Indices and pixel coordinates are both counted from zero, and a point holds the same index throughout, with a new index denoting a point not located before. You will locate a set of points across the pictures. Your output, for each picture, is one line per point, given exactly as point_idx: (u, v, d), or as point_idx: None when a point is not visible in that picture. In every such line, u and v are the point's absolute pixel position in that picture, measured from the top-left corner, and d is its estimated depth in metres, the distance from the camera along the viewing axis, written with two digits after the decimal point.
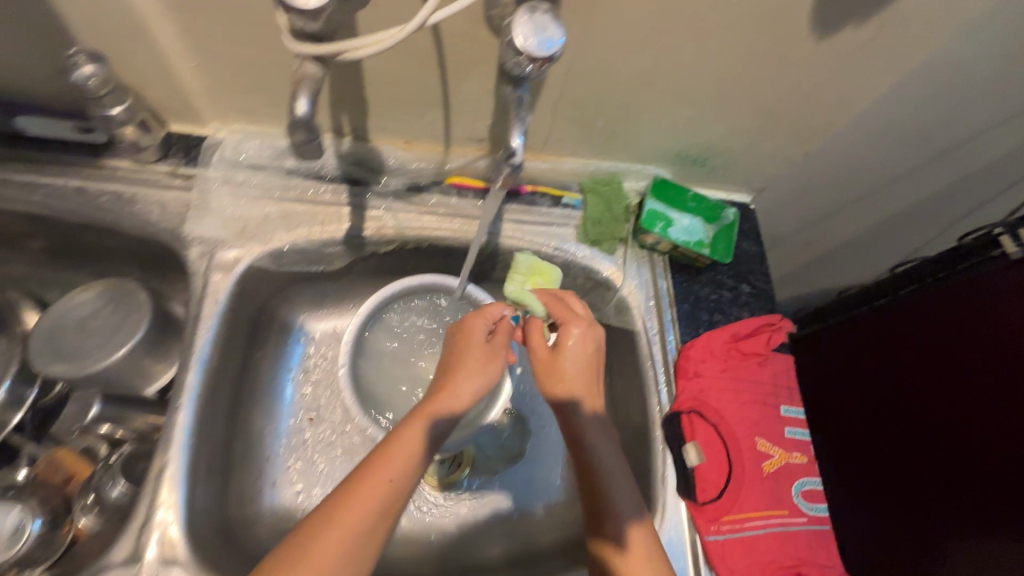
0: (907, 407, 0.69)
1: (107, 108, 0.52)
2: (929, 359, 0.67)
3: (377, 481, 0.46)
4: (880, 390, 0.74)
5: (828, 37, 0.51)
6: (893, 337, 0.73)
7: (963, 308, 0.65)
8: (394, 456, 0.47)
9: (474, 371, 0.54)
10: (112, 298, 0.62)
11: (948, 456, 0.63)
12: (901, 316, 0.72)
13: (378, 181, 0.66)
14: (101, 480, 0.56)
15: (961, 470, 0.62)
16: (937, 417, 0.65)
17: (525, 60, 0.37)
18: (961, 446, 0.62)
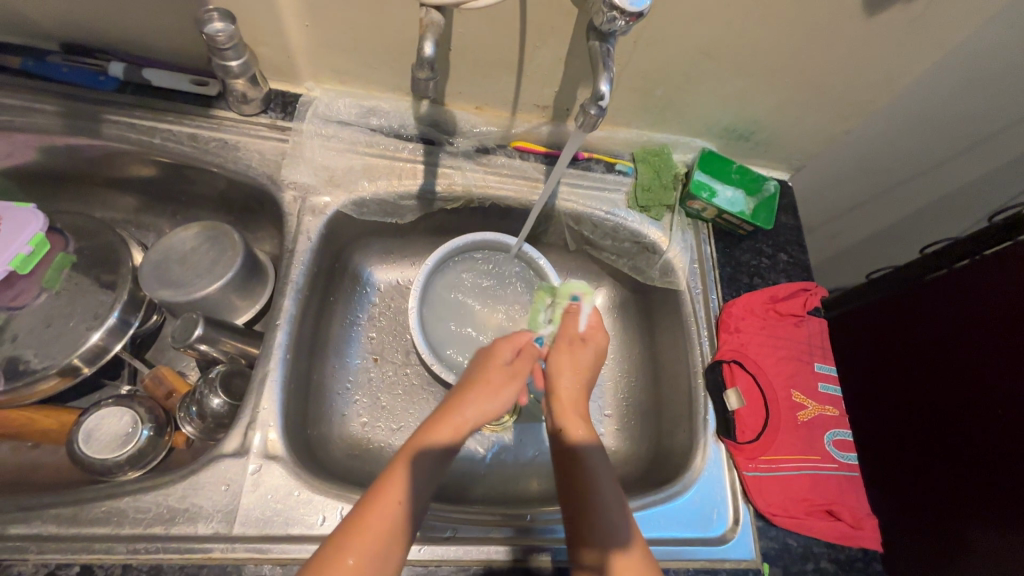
0: (936, 381, 0.74)
1: (228, 61, 0.59)
2: (955, 334, 0.73)
3: (388, 502, 0.46)
4: (910, 366, 0.79)
5: (875, 15, 0.57)
6: (922, 311, 0.78)
7: (985, 283, 0.70)
8: (397, 477, 0.48)
9: (483, 394, 0.55)
10: (210, 237, 0.69)
11: (973, 422, 0.69)
12: (929, 295, 0.77)
13: (450, 142, 0.72)
14: (201, 395, 0.62)
15: (984, 433, 0.67)
16: (965, 388, 0.70)
17: (617, 16, 0.43)
18: (986, 412, 0.67)
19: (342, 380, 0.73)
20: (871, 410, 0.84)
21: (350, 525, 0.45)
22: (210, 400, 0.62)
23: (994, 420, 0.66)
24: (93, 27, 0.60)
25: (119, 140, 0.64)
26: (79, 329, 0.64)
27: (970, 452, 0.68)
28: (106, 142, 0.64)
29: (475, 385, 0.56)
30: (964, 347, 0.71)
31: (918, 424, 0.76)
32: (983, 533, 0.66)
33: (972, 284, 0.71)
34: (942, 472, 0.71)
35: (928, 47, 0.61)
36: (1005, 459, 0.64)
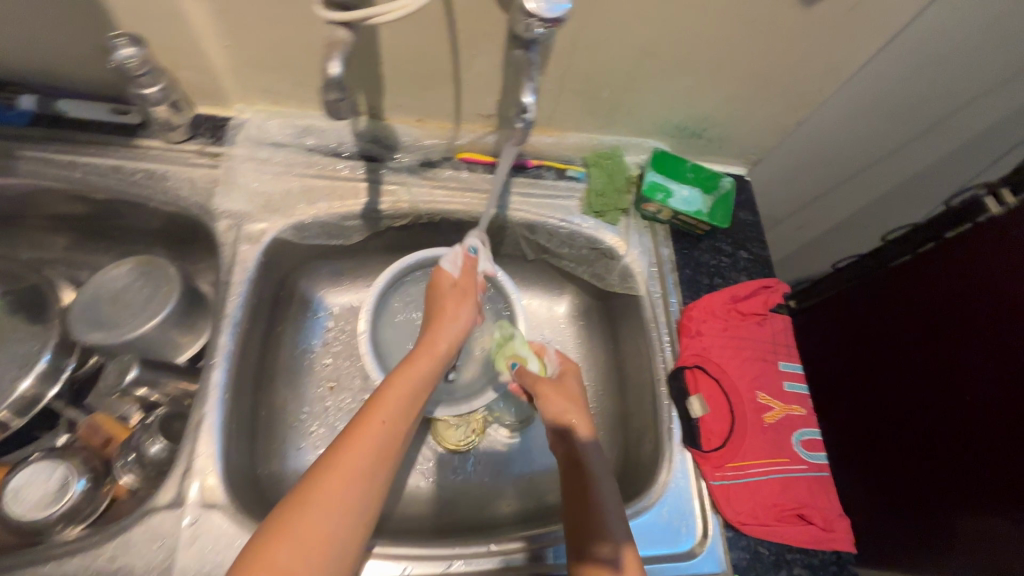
0: (913, 375, 0.71)
1: (143, 88, 0.56)
2: (943, 317, 0.68)
3: (373, 419, 0.49)
4: (887, 363, 0.76)
5: (813, 5, 0.55)
6: (898, 300, 0.75)
7: (965, 285, 0.66)
8: (386, 403, 0.51)
9: (451, 317, 0.62)
10: (144, 272, 0.66)
11: (952, 429, 0.66)
12: (907, 287, 0.74)
13: (393, 157, 0.70)
14: (139, 441, 0.58)
15: (960, 433, 0.65)
16: (945, 375, 0.67)
17: (536, 23, 0.41)
18: (973, 401, 0.64)
19: (295, 411, 0.70)
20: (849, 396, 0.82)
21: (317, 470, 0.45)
22: (149, 447, 0.58)
23: (967, 420, 0.64)
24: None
25: (36, 177, 0.61)
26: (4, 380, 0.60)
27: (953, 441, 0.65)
28: (22, 180, 0.61)
29: (436, 318, 0.62)
30: (954, 340, 0.66)
31: (899, 411, 0.73)
32: (968, 524, 0.64)
33: (954, 266, 0.68)
34: (927, 462, 0.69)
35: (871, 32, 0.60)
36: (993, 451, 0.61)
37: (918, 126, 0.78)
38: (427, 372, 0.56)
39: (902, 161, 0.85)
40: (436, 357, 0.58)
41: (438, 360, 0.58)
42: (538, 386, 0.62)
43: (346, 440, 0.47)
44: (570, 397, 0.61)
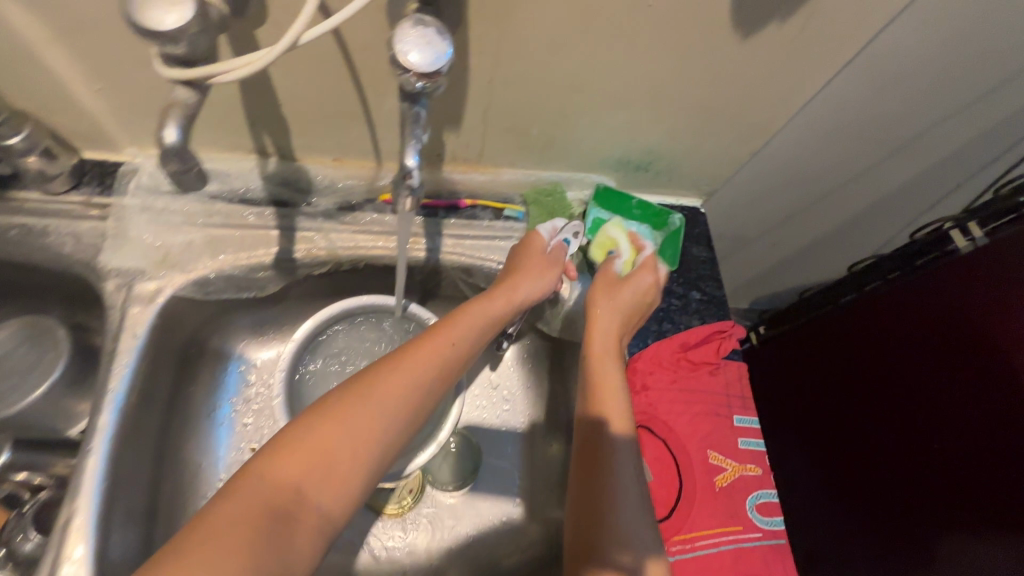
0: (879, 406, 0.69)
1: (3, 137, 0.50)
2: (901, 350, 0.67)
3: (421, 361, 0.50)
4: (849, 396, 0.74)
5: (751, 36, 0.50)
6: (855, 335, 0.73)
7: (918, 319, 0.65)
8: (431, 344, 0.51)
9: (534, 279, 0.62)
10: (31, 335, 0.59)
11: (922, 462, 0.63)
12: (860, 321, 0.73)
13: (308, 202, 0.63)
14: (9, 536, 0.52)
15: (931, 465, 0.62)
16: (934, 396, 0.62)
17: (412, 78, 0.36)
18: (967, 416, 0.59)
19: (206, 482, 0.64)
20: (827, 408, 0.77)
21: (357, 384, 0.46)
22: (22, 543, 0.52)
23: (935, 453, 0.62)
24: None
25: None
26: None
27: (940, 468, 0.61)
28: None
29: (512, 271, 0.62)
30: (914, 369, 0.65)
31: (877, 431, 0.69)
32: (948, 549, 0.60)
33: (945, 283, 0.62)
34: (904, 498, 0.65)
35: (817, 62, 0.55)
36: (990, 484, 0.56)
37: (879, 151, 0.74)
38: (497, 315, 0.58)
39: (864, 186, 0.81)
40: (508, 304, 0.60)
41: (495, 320, 0.58)
42: (596, 282, 0.64)
43: (388, 365, 0.48)
44: (615, 326, 0.60)
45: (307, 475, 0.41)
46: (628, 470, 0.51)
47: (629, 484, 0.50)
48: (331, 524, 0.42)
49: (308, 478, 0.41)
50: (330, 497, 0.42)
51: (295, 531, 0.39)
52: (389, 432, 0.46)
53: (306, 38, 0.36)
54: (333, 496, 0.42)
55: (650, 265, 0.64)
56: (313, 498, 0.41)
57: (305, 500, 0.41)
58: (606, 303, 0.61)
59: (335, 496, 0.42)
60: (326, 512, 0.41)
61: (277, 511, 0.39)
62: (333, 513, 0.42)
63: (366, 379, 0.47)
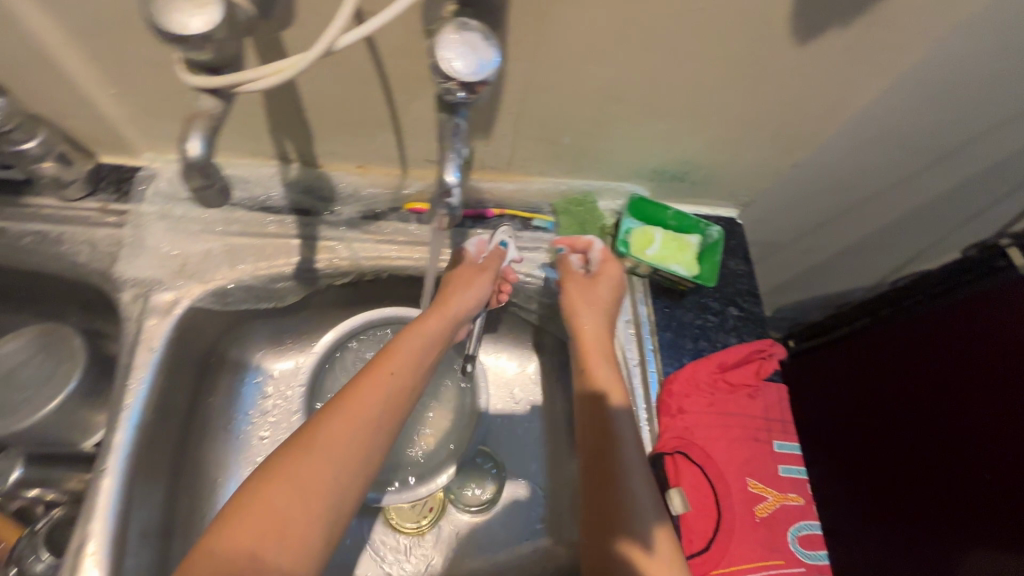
0: (900, 413, 0.71)
1: (18, 143, 0.47)
2: (928, 358, 0.68)
3: (381, 376, 0.51)
4: (869, 404, 0.76)
5: (810, 43, 0.46)
6: (880, 346, 0.75)
7: (948, 324, 0.67)
8: (377, 374, 0.52)
9: (469, 288, 0.59)
10: (45, 343, 0.57)
11: (945, 461, 0.64)
12: (886, 331, 0.75)
13: (330, 210, 0.61)
14: (20, 555, 0.50)
15: (954, 466, 0.63)
16: (944, 412, 0.65)
17: (455, 88, 0.33)
18: (988, 414, 0.61)
19: (221, 499, 0.61)
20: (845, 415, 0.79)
21: (303, 433, 0.47)
22: (33, 562, 0.50)
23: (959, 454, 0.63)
24: None
25: None
26: None
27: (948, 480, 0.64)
28: None
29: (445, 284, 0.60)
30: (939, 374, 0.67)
31: (896, 443, 0.71)
32: (975, 557, 0.60)
33: (984, 292, 0.64)
34: (926, 501, 0.66)
35: (877, 71, 0.51)
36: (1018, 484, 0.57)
37: (930, 161, 0.69)
38: (434, 336, 0.57)
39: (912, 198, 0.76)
40: (443, 321, 0.58)
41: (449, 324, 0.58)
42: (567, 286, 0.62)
43: (334, 408, 0.49)
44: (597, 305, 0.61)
45: (260, 539, 0.41)
46: (636, 467, 0.52)
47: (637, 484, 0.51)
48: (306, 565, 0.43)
49: (263, 540, 0.41)
50: (290, 558, 0.42)
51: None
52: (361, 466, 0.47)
53: (344, 43, 0.32)
54: (293, 555, 0.42)
55: (608, 258, 0.63)
56: (268, 557, 0.41)
57: (264, 565, 0.40)
58: (587, 309, 0.60)
59: (293, 553, 0.42)
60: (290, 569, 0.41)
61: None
62: (298, 570, 0.42)
63: (318, 423, 0.48)
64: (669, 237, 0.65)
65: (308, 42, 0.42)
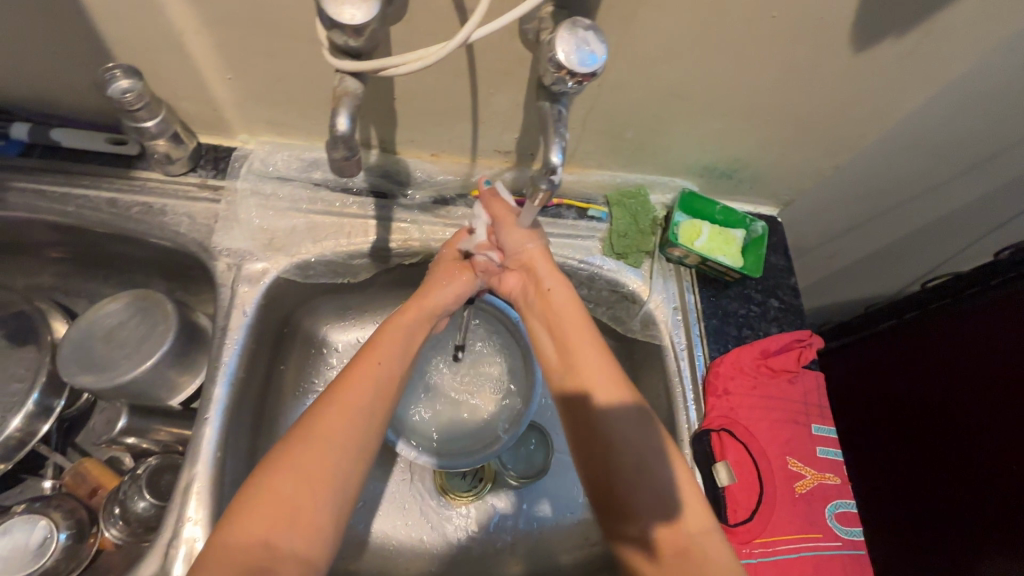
0: (913, 410, 0.81)
1: (141, 121, 0.52)
2: (940, 363, 0.78)
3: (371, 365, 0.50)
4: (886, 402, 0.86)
5: (867, 50, 0.51)
6: (899, 350, 0.86)
7: (961, 334, 0.77)
8: (365, 363, 0.49)
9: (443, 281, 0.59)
10: (140, 307, 0.62)
11: (951, 452, 0.75)
12: (905, 337, 0.85)
13: (404, 194, 0.66)
14: (125, 495, 0.55)
15: (959, 456, 0.74)
16: (946, 439, 0.76)
17: (566, 77, 0.37)
18: (988, 413, 0.71)
19: None
20: (864, 424, 0.89)
21: (297, 428, 0.45)
22: (136, 502, 0.55)
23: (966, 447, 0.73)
24: None
25: (26, 210, 0.58)
26: None
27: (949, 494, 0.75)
28: (12, 212, 0.57)
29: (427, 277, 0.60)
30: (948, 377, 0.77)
31: (910, 436, 0.81)
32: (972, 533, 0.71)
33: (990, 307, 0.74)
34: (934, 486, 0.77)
35: (925, 80, 0.55)
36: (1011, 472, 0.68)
37: (966, 168, 0.73)
38: (420, 325, 0.56)
39: (949, 203, 0.79)
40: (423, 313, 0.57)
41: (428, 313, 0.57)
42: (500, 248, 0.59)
43: (325, 401, 0.47)
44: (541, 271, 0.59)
45: (273, 527, 0.40)
46: (640, 444, 0.51)
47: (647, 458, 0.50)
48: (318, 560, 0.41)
49: (272, 530, 0.39)
50: (302, 545, 0.40)
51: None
52: (356, 448, 0.45)
53: (478, 34, 0.38)
54: (307, 539, 0.41)
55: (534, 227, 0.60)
56: (284, 545, 0.39)
57: (277, 553, 0.39)
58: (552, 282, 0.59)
59: (308, 537, 0.41)
60: (304, 556, 0.40)
61: (257, 569, 0.38)
62: (311, 554, 0.40)
63: (308, 418, 0.45)
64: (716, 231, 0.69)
65: (413, 37, 0.47)
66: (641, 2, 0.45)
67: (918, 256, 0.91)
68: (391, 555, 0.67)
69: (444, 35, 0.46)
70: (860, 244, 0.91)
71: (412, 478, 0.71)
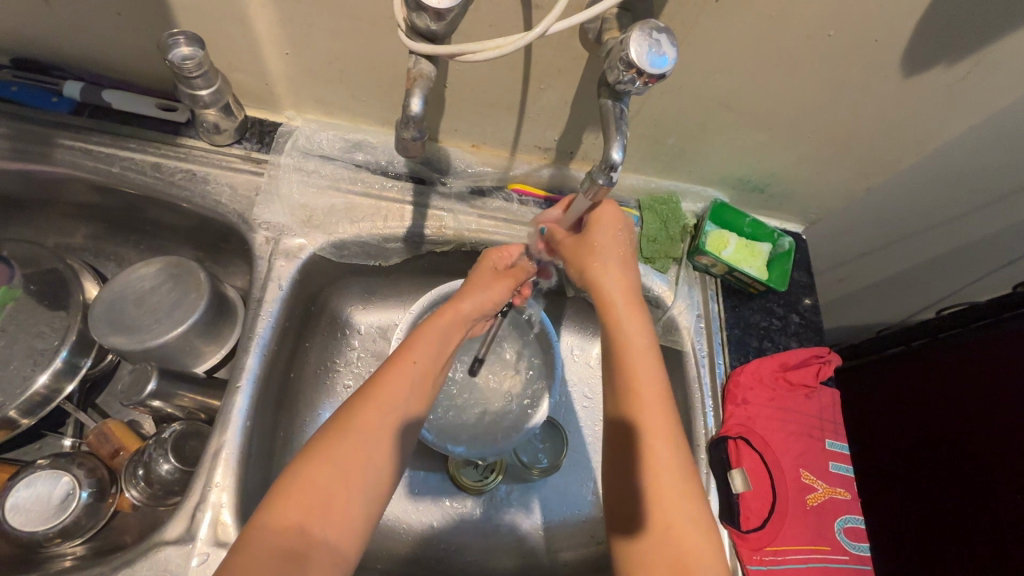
0: (925, 439, 0.82)
1: (196, 90, 0.53)
2: (958, 395, 0.78)
3: (407, 363, 0.49)
4: (899, 426, 0.86)
5: (914, 76, 0.52)
6: (913, 375, 0.86)
7: (978, 363, 0.77)
8: (406, 359, 0.50)
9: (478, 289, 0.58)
10: (173, 274, 0.61)
11: (968, 483, 0.75)
12: (920, 362, 0.85)
13: (443, 181, 0.66)
14: (150, 457, 0.56)
15: (975, 487, 0.74)
16: (951, 466, 0.77)
17: (635, 77, 0.38)
18: (1005, 447, 0.71)
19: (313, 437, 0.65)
20: (874, 447, 0.90)
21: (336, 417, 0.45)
22: (160, 465, 0.55)
23: (984, 478, 0.73)
24: (52, 43, 0.54)
25: (71, 167, 0.58)
26: (20, 373, 0.56)
27: (951, 522, 0.76)
28: (58, 169, 0.58)
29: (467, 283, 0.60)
30: (965, 408, 0.77)
31: (924, 464, 0.81)
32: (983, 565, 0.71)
33: (1009, 337, 0.73)
34: (945, 515, 0.77)
35: (966, 110, 0.56)
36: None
37: (990, 200, 0.74)
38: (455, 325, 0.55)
39: (969, 234, 0.81)
40: (460, 315, 0.56)
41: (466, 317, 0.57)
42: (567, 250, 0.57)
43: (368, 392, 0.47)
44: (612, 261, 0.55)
45: (310, 514, 0.40)
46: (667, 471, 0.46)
47: (660, 481, 0.45)
48: (342, 551, 0.41)
49: (307, 514, 0.40)
50: (336, 532, 0.41)
51: (309, 564, 0.39)
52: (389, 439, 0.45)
53: (553, 29, 0.40)
54: (340, 526, 0.41)
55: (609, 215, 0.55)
56: (319, 531, 0.40)
57: (314, 538, 0.40)
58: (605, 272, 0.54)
59: (342, 523, 0.41)
60: (335, 543, 0.40)
61: (293, 552, 0.38)
62: (344, 541, 0.41)
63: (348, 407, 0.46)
64: (741, 242, 0.70)
65: (477, 28, 0.48)
66: (703, 12, 0.46)
67: (933, 284, 0.92)
68: (401, 538, 0.67)
69: (508, 27, 0.47)
70: (879, 268, 0.92)
71: (426, 463, 0.72)
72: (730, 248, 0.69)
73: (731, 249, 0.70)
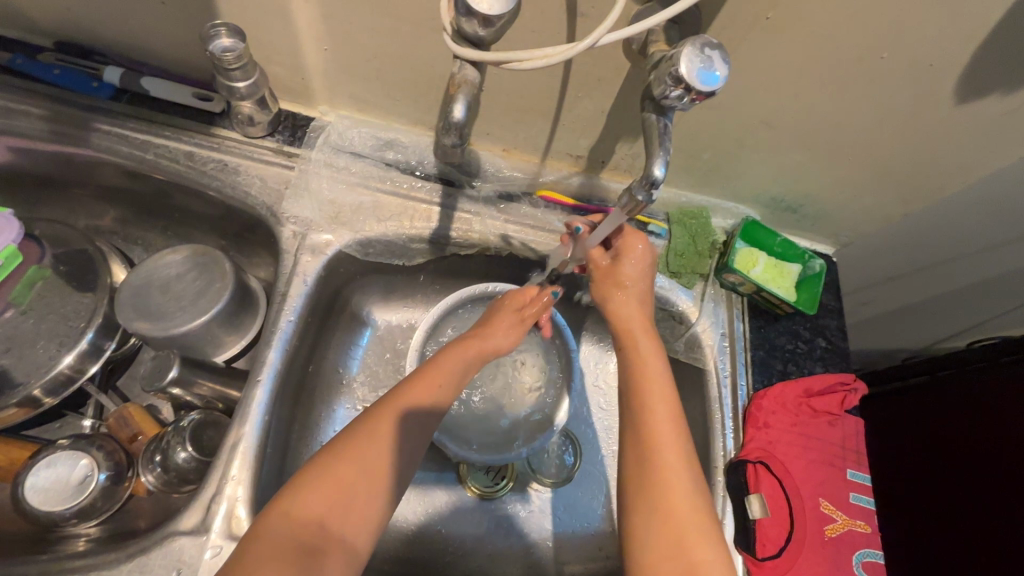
0: (951, 474, 0.79)
1: (235, 82, 0.54)
2: (986, 432, 0.76)
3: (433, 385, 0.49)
4: (923, 458, 0.84)
5: (966, 103, 0.50)
6: (939, 408, 0.84)
7: (1007, 401, 0.74)
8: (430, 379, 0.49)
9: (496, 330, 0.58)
10: (198, 263, 0.61)
11: (994, 525, 0.72)
12: (946, 395, 0.83)
13: (471, 184, 0.66)
14: (168, 443, 0.56)
15: (1000, 530, 0.72)
16: (975, 504, 0.75)
17: (682, 92, 0.37)
18: None
19: (327, 432, 0.65)
20: (895, 477, 0.88)
21: (362, 420, 0.45)
22: (177, 452, 0.56)
23: (1010, 520, 0.70)
24: (97, 27, 0.54)
25: (106, 152, 0.59)
26: (46, 353, 0.57)
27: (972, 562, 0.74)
28: (93, 152, 0.59)
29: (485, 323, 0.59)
30: (992, 446, 0.75)
31: (948, 499, 0.79)
32: None
33: None
34: (967, 555, 0.75)
35: (1015, 141, 0.55)
36: None
37: None
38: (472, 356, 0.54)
39: (1008, 266, 0.78)
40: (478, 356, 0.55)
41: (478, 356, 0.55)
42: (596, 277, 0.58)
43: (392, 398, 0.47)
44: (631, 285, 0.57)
45: (331, 511, 0.40)
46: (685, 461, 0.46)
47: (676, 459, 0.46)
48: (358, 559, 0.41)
49: (330, 507, 0.40)
50: (354, 532, 0.41)
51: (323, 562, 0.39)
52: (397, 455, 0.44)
53: (603, 40, 0.39)
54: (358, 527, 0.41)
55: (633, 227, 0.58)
56: (336, 529, 0.40)
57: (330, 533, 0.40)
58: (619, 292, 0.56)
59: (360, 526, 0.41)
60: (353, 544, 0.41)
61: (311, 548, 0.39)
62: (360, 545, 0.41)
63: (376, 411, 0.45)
64: (767, 261, 0.69)
65: (520, 33, 0.47)
66: (753, 28, 0.45)
67: (964, 316, 0.89)
68: (407, 540, 0.67)
69: (552, 34, 0.46)
70: (909, 294, 0.89)
71: (436, 466, 0.71)
72: (756, 268, 0.68)
73: (758, 268, 0.68)
